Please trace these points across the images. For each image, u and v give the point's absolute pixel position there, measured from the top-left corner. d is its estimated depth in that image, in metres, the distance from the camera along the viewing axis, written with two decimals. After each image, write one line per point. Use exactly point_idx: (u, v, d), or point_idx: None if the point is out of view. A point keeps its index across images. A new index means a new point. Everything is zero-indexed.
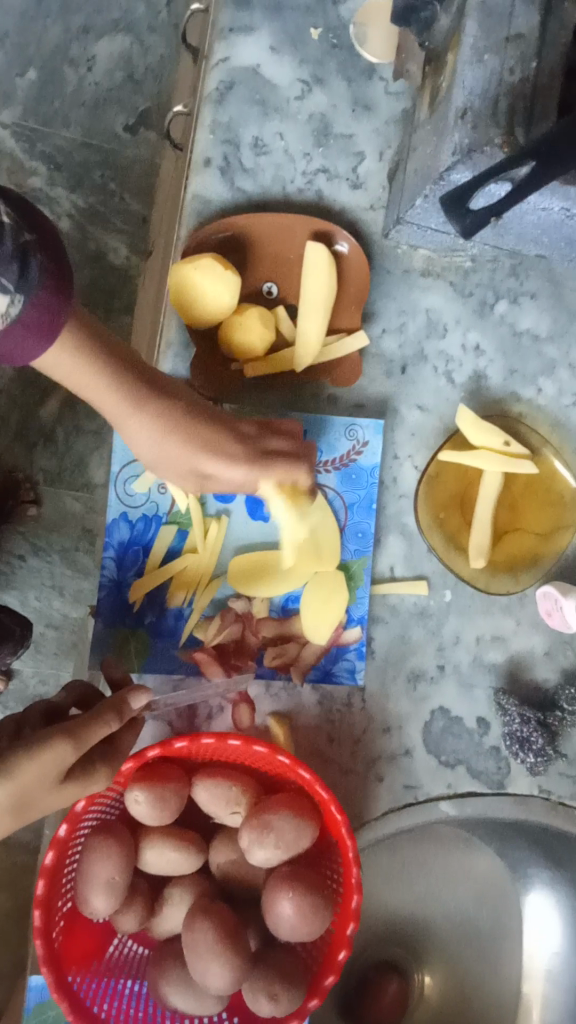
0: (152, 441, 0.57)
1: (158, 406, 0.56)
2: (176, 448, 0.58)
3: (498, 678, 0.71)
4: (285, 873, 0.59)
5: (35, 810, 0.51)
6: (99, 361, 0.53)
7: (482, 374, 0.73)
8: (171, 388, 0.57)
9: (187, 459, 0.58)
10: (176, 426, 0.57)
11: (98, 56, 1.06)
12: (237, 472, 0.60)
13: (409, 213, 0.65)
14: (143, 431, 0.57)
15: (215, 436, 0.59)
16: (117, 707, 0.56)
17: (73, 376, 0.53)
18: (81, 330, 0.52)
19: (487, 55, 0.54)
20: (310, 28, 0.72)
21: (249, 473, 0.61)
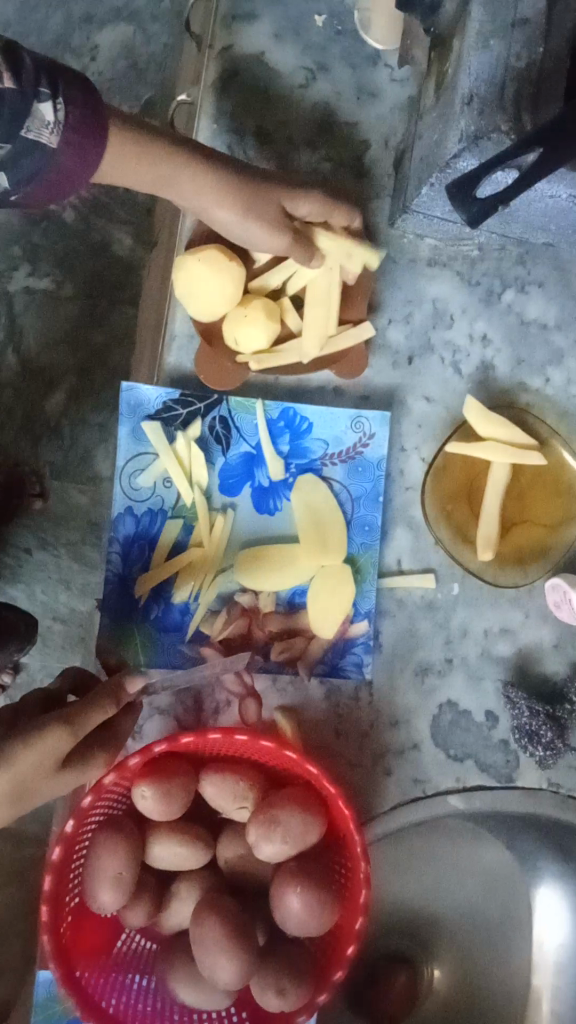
0: (214, 208, 0.60)
1: (233, 177, 0.60)
2: (235, 211, 0.60)
3: (507, 672, 0.70)
4: (293, 868, 0.59)
5: (37, 795, 0.53)
6: (178, 147, 0.58)
7: (490, 363, 0.72)
8: (230, 177, 0.60)
9: (267, 207, 0.61)
10: (251, 187, 0.61)
11: (100, 46, 1.06)
12: (305, 204, 0.63)
13: (415, 200, 0.65)
14: (225, 192, 0.60)
15: (282, 190, 0.62)
16: (114, 689, 0.57)
17: (145, 170, 0.57)
18: (137, 129, 0.56)
19: (492, 39, 0.53)
20: (313, 15, 0.71)
21: (316, 209, 0.63)
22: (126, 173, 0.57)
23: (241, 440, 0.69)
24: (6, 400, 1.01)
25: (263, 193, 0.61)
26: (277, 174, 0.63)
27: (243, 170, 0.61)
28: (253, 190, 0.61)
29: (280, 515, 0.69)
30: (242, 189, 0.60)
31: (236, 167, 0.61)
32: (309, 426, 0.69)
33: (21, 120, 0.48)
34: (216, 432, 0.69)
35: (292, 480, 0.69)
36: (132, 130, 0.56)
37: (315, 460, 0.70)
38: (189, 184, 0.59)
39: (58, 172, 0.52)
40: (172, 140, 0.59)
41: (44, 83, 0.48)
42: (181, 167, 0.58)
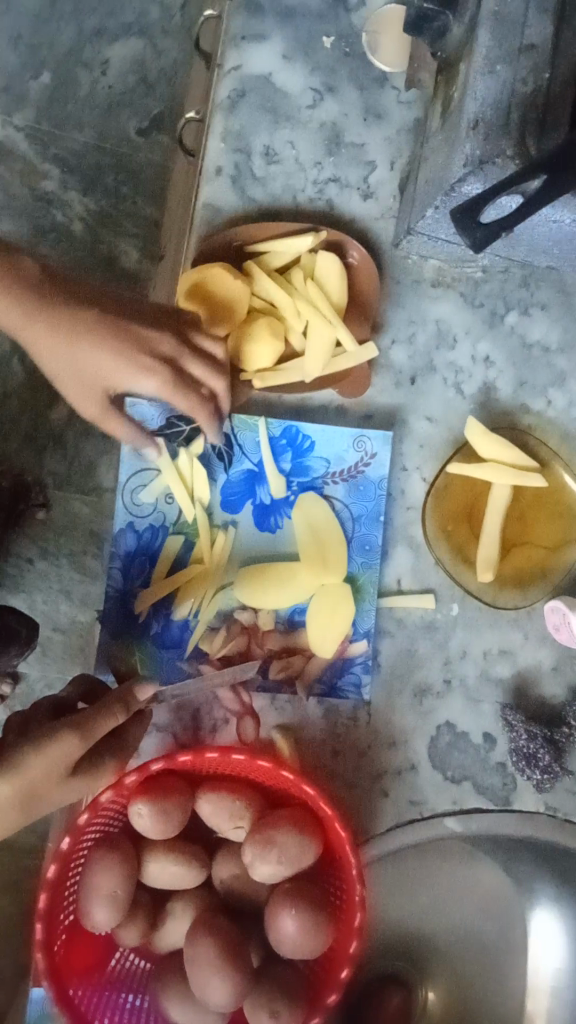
0: (47, 352, 0.59)
1: (76, 321, 0.58)
2: (65, 360, 0.59)
3: (505, 695, 0.70)
4: (289, 889, 0.59)
5: (45, 804, 0.54)
6: (9, 279, 0.57)
7: (492, 385, 0.73)
8: (73, 324, 0.58)
9: (92, 359, 0.59)
10: (97, 334, 0.59)
11: (110, 60, 1.07)
12: (144, 350, 0.59)
13: (419, 222, 0.65)
14: (51, 321, 0.58)
15: (125, 334, 0.59)
16: (124, 697, 0.57)
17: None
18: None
19: (499, 65, 0.54)
20: (322, 37, 0.71)
21: (165, 355, 0.61)
22: None
23: (244, 457, 0.69)
24: (10, 409, 1.01)
25: (101, 338, 0.59)
26: (139, 328, 0.60)
27: (79, 294, 0.60)
28: (84, 325, 0.58)
29: (281, 532, 0.69)
30: (62, 321, 0.58)
31: (70, 290, 0.60)
32: (312, 445, 0.70)
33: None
34: (218, 449, 0.69)
35: (294, 498, 0.70)
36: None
37: (317, 479, 0.70)
38: (22, 319, 0.57)
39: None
40: (3, 255, 0.58)
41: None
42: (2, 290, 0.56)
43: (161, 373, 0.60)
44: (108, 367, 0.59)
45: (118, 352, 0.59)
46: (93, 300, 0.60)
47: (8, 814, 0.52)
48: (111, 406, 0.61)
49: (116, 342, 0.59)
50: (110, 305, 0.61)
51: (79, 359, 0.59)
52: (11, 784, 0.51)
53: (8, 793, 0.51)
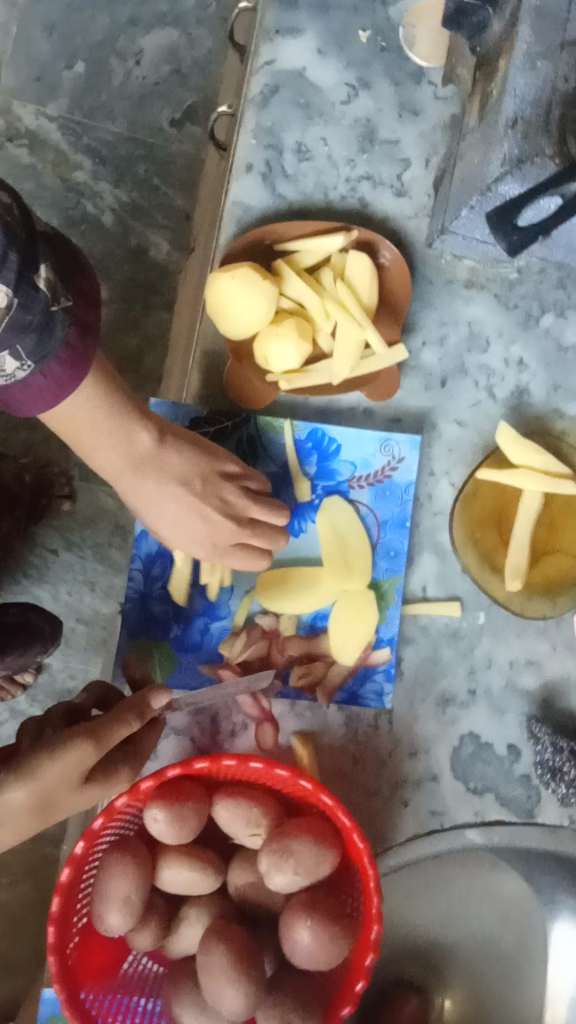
0: (140, 493, 0.60)
1: (174, 481, 0.60)
2: (155, 508, 0.61)
3: (531, 706, 0.69)
4: (305, 899, 0.58)
5: (57, 812, 0.51)
6: (130, 421, 0.57)
7: (525, 389, 0.71)
8: (174, 477, 0.60)
9: (170, 512, 0.61)
10: (190, 498, 0.61)
11: (145, 50, 1.06)
12: (201, 533, 0.62)
13: (454, 221, 0.63)
14: (129, 482, 0.60)
15: (200, 514, 0.62)
16: (139, 705, 0.57)
17: (98, 437, 0.56)
18: (93, 390, 0.54)
19: (540, 61, 0.51)
20: (357, 30, 0.70)
21: (214, 552, 0.63)
22: (76, 429, 0.55)
23: (268, 459, 0.68)
24: None
25: (173, 513, 0.61)
26: (231, 497, 0.62)
27: (173, 463, 0.60)
28: (158, 499, 0.61)
29: (305, 536, 0.68)
30: (138, 487, 0.60)
31: (167, 449, 0.60)
32: (338, 447, 0.69)
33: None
34: (242, 451, 0.68)
35: (318, 502, 0.69)
36: (82, 396, 0.53)
37: (342, 482, 0.69)
38: (129, 456, 0.58)
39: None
40: (119, 414, 0.56)
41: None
42: (96, 446, 0.57)
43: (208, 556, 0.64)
44: (162, 531, 0.63)
45: (176, 529, 0.62)
46: (181, 468, 0.60)
47: (22, 821, 0.50)
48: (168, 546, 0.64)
49: (202, 508, 0.61)
50: (197, 472, 0.61)
51: (157, 504, 0.61)
52: (26, 789, 0.49)
53: (23, 800, 0.49)
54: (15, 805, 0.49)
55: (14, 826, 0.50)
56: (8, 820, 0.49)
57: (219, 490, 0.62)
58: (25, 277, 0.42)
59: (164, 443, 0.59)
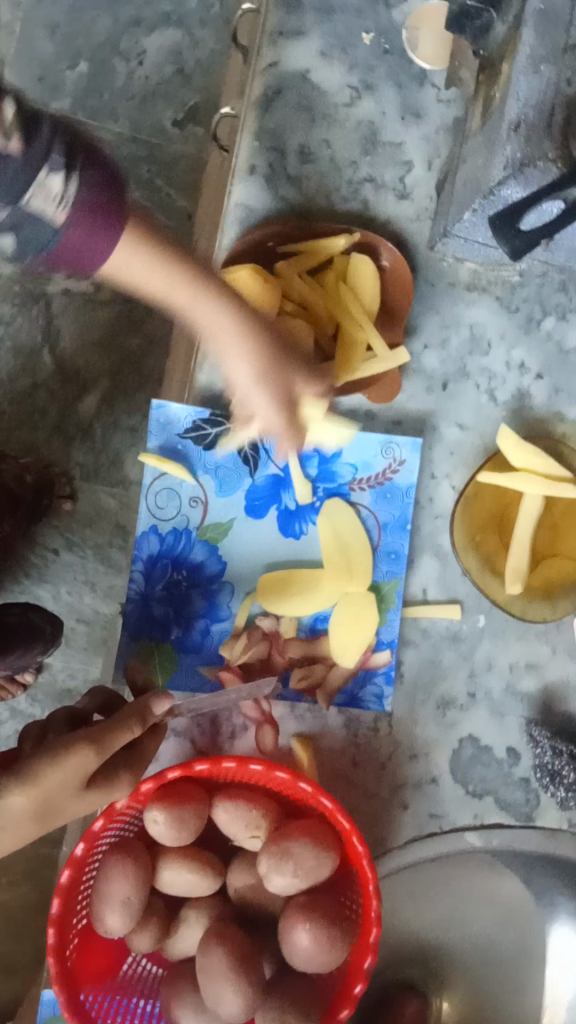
0: (237, 329, 0.59)
1: (230, 288, 0.59)
2: (217, 337, 0.59)
3: (531, 709, 0.69)
4: (304, 902, 0.58)
5: (60, 816, 0.51)
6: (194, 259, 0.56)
7: (526, 392, 0.71)
8: (223, 269, 0.59)
9: (227, 315, 0.58)
10: (232, 272, 0.60)
11: (148, 50, 1.06)
12: (253, 280, 0.62)
13: (456, 225, 0.63)
14: (200, 306, 0.57)
15: (242, 281, 0.62)
16: (141, 711, 0.56)
17: (174, 280, 0.55)
18: (143, 233, 0.53)
19: (543, 65, 0.51)
20: (361, 32, 0.70)
21: (288, 391, 0.63)
22: (146, 275, 0.55)
23: (270, 462, 0.68)
24: (39, 400, 1.01)
25: (227, 305, 0.58)
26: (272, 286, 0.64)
27: (221, 262, 0.59)
28: (237, 320, 0.59)
29: (306, 539, 0.68)
30: (236, 337, 0.59)
31: (218, 260, 0.59)
32: (338, 450, 0.69)
33: (24, 190, 0.46)
34: (243, 453, 0.68)
35: (319, 504, 0.69)
36: (151, 241, 0.54)
37: (343, 484, 0.69)
38: (204, 270, 0.57)
39: (65, 248, 0.49)
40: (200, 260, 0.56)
41: (59, 154, 0.46)
42: (193, 289, 0.56)
43: (273, 341, 0.61)
44: (238, 375, 0.62)
45: (255, 369, 0.61)
46: (258, 320, 0.60)
47: (23, 825, 0.50)
48: (254, 376, 0.61)
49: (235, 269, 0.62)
50: (241, 268, 0.62)
51: (226, 316, 0.58)
52: (27, 794, 0.49)
53: (24, 804, 0.49)
54: (17, 809, 0.49)
55: (15, 830, 0.50)
56: (10, 825, 0.49)
57: (268, 282, 0.63)
58: None
59: (209, 257, 0.58)
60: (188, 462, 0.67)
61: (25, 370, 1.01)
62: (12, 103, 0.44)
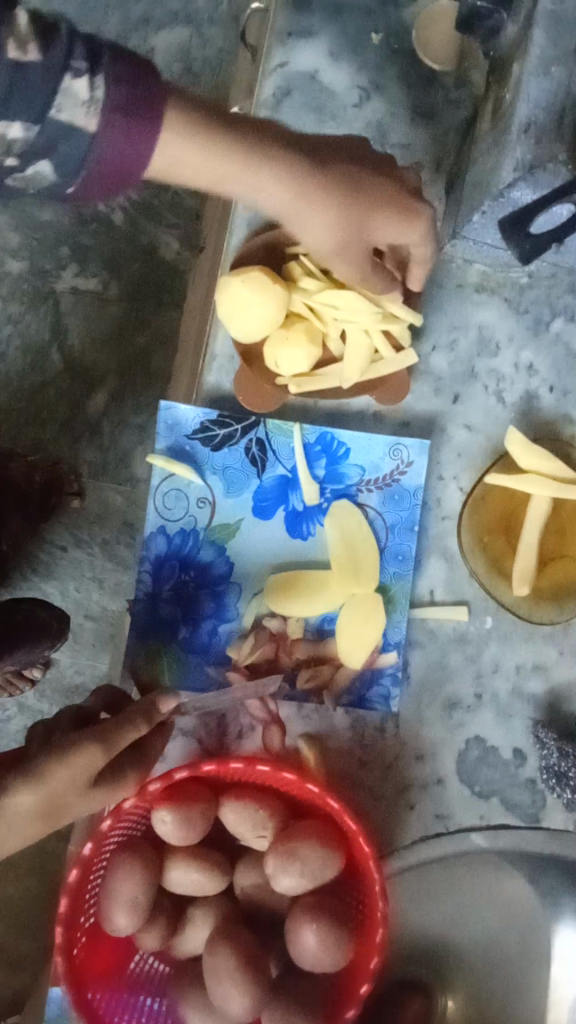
0: (306, 212, 0.58)
1: (298, 163, 0.57)
2: (290, 205, 0.58)
3: (537, 711, 0.69)
4: (310, 903, 0.58)
5: (67, 814, 0.52)
6: (255, 141, 0.56)
7: (534, 394, 0.71)
8: (300, 157, 0.57)
9: (300, 201, 0.58)
10: (315, 160, 0.58)
11: (156, 49, 1.07)
12: (340, 167, 0.59)
13: (465, 226, 0.63)
14: (263, 177, 0.56)
15: (333, 170, 0.58)
16: (147, 709, 0.56)
17: (237, 167, 0.56)
18: (202, 119, 0.54)
19: (554, 66, 0.51)
20: (370, 32, 0.70)
21: (365, 237, 0.60)
22: (207, 171, 0.56)
23: (277, 464, 0.68)
24: (48, 398, 1.02)
25: (293, 178, 0.57)
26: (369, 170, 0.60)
27: (296, 149, 0.58)
28: (302, 180, 0.57)
29: (313, 540, 0.69)
30: (316, 195, 0.58)
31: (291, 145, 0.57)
32: (347, 452, 0.69)
33: (52, 97, 0.48)
34: (251, 455, 0.68)
35: (326, 505, 0.69)
36: (211, 130, 0.55)
37: (351, 486, 0.69)
38: (272, 165, 0.56)
39: (109, 158, 0.51)
40: (255, 137, 0.56)
41: (80, 55, 0.48)
42: (247, 155, 0.56)
43: (344, 235, 0.59)
44: (324, 237, 0.60)
45: (336, 227, 0.59)
46: (333, 172, 0.58)
47: (30, 823, 0.50)
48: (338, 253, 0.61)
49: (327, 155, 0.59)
50: (329, 159, 0.59)
51: (297, 200, 0.58)
52: (33, 793, 0.49)
53: (31, 803, 0.50)
54: (24, 807, 0.50)
55: (22, 828, 0.50)
56: (16, 822, 0.50)
57: (353, 172, 0.59)
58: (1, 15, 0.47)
59: (277, 141, 0.57)
60: (196, 462, 0.68)
61: (34, 368, 1.01)
62: (26, 14, 0.48)
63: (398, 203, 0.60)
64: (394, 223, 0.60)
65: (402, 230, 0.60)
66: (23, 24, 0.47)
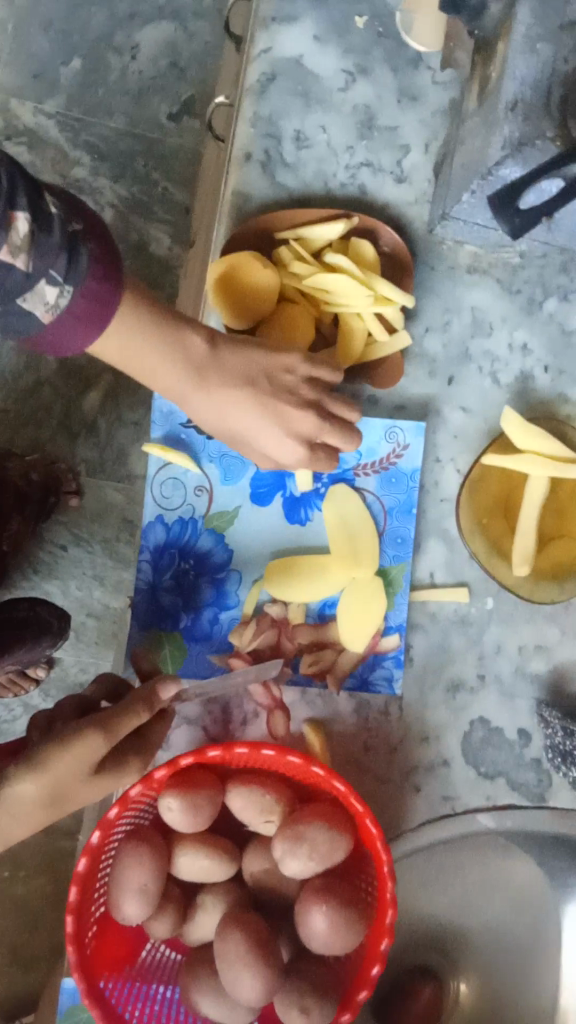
0: (218, 414, 0.61)
1: (217, 377, 0.59)
2: (206, 410, 0.61)
3: (541, 691, 0.69)
4: (319, 886, 0.58)
5: (69, 803, 0.52)
6: (180, 340, 0.57)
7: (529, 374, 0.71)
8: (229, 376, 0.60)
9: (224, 413, 0.61)
10: (245, 383, 0.60)
11: (141, 44, 1.07)
12: (263, 386, 0.61)
13: (455, 208, 0.63)
14: (175, 375, 0.58)
15: (261, 392, 0.60)
16: (147, 696, 0.56)
17: (145, 359, 0.56)
18: (145, 306, 0.55)
19: (540, 44, 0.51)
20: (355, 17, 0.69)
21: (265, 447, 0.63)
22: (119, 353, 0.56)
23: None
24: (43, 397, 1.02)
25: (210, 391, 0.59)
26: (295, 379, 0.62)
27: (233, 363, 0.60)
28: (222, 393, 0.60)
29: (312, 525, 0.69)
30: (193, 395, 0.59)
31: (225, 356, 0.60)
32: None
33: (19, 291, 0.47)
34: None
35: (324, 490, 0.69)
36: (140, 324, 0.54)
37: (347, 470, 0.69)
38: (190, 364, 0.58)
39: (49, 336, 0.50)
40: (177, 335, 0.57)
41: (60, 262, 0.47)
42: (169, 365, 0.57)
43: (254, 428, 0.62)
44: (233, 429, 0.62)
45: (253, 428, 0.61)
46: (251, 388, 0.60)
47: (34, 813, 0.51)
48: (249, 446, 0.63)
49: (252, 353, 0.61)
50: (261, 369, 0.61)
51: (217, 412, 0.61)
52: (37, 782, 0.50)
53: (34, 792, 0.50)
54: (27, 797, 0.50)
55: (26, 817, 0.51)
56: (20, 811, 0.50)
57: (275, 362, 0.61)
58: (33, 214, 0.46)
59: (217, 352, 0.59)
60: (192, 451, 0.69)
61: (28, 367, 1.01)
62: (24, 217, 0.45)
63: (326, 430, 0.62)
64: (312, 442, 0.62)
65: (318, 428, 0.62)
66: (21, 233, 0.45)
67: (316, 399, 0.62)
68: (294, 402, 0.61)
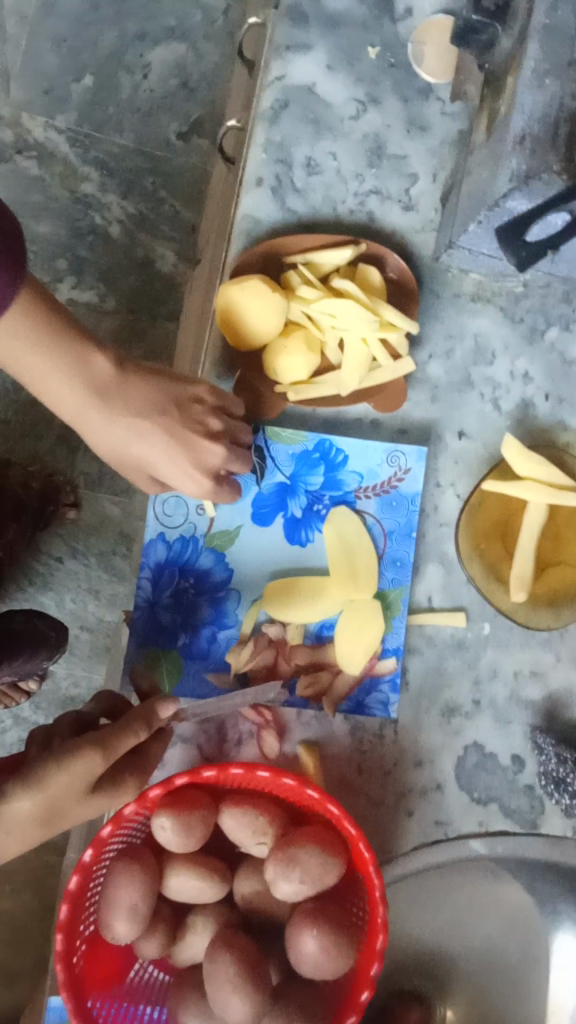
0: (120, 442, 0.61)
1: (124, 401, 0.60)
2: (106, 436, 0.61)
3: (535, 717, 0.69)
4: (310, 909, 0.58)
5: (65, 820, 0.52)
6: (86, 356, 0.58)
7: (529, 401, 0.72)
8: (137, 405, 0.61)
9: (123, 438, 0.61)
10: (153, 408, 0.61)
11: (153, 64, 1.08)
12: (168, 416, 0.62)
13: (462, 237, 0.64)
14: (74, 390, 0.58)
15: (167, 420, 0.62)
16: (146, 715, 0.56)
17: (45, 371, 0.56)
18: (52, 317, 0.56)
19: (548, 79, 0.52)
20: (367, 46, 0.71)
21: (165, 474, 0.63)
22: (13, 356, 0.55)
23: (276, 471, 0.69)
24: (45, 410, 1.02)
25: (117, 416, 0.60)
26: (202, 410, 0.63)
27: (141, 389, 0.61)
28: (128, 417, 0.60)
29: (312, 546, 0.69)
30: (96, 419, 0.59)
31: (131, 384, 0.61)
32: (345, 458, 0.69)
33: None
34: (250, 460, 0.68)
35: (325, 512, 0.69)
36: (43, 333, 0.55)
37: (349, 492, 0.69)
38: (93, 383, 0.58)
39: None
40: (85, 352, 0.58)
41: None
42: (71, 380, 0.57)
43: (156, 458, 0.62)
44: (135, 458, 0.62)
45: (156, 457, 0.62)
46: (158, 415, 0.61)
47: (30, 831, 0.50)
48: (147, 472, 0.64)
49: (160, 383, 0.62)
50: (170, 398, 0.62)
51: (116, 436, 0.61)
52: (34, 799, 0.49)
53: (30, 810, 0.49)
54: (21, 815, 0.50)
55: (21, 835, 0.50)
56: (16, 829, 0.50)
57: (181, 391, 0.63)
58: None
59: (123, 377, 0.60)
60: None
61: None
62: None
63: (230, 460, 0.64)
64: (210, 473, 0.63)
65: (224, 458, 0.64)
66: None
67: (222, 431, 0.64)
68: (198, 431, 0.62)
